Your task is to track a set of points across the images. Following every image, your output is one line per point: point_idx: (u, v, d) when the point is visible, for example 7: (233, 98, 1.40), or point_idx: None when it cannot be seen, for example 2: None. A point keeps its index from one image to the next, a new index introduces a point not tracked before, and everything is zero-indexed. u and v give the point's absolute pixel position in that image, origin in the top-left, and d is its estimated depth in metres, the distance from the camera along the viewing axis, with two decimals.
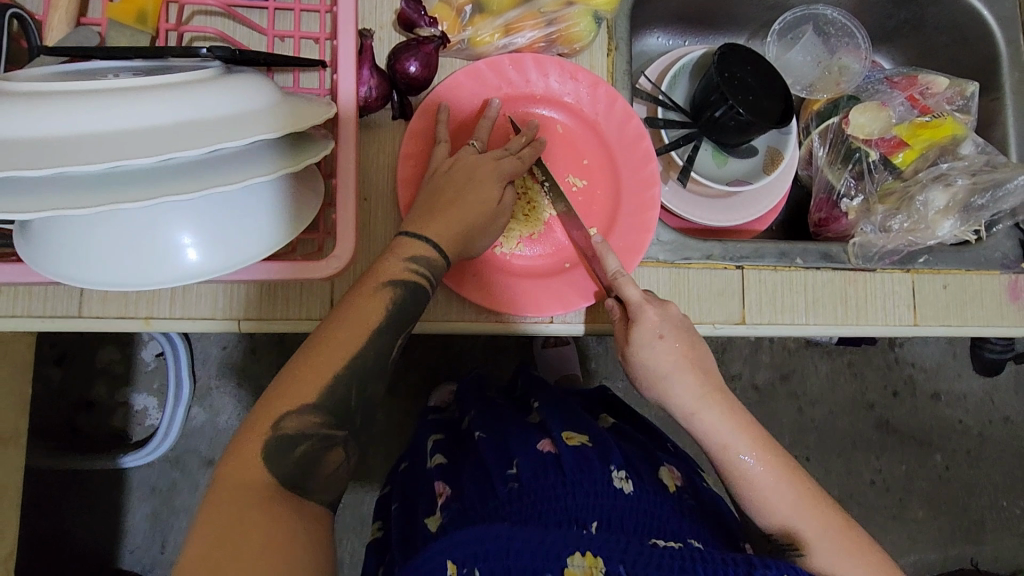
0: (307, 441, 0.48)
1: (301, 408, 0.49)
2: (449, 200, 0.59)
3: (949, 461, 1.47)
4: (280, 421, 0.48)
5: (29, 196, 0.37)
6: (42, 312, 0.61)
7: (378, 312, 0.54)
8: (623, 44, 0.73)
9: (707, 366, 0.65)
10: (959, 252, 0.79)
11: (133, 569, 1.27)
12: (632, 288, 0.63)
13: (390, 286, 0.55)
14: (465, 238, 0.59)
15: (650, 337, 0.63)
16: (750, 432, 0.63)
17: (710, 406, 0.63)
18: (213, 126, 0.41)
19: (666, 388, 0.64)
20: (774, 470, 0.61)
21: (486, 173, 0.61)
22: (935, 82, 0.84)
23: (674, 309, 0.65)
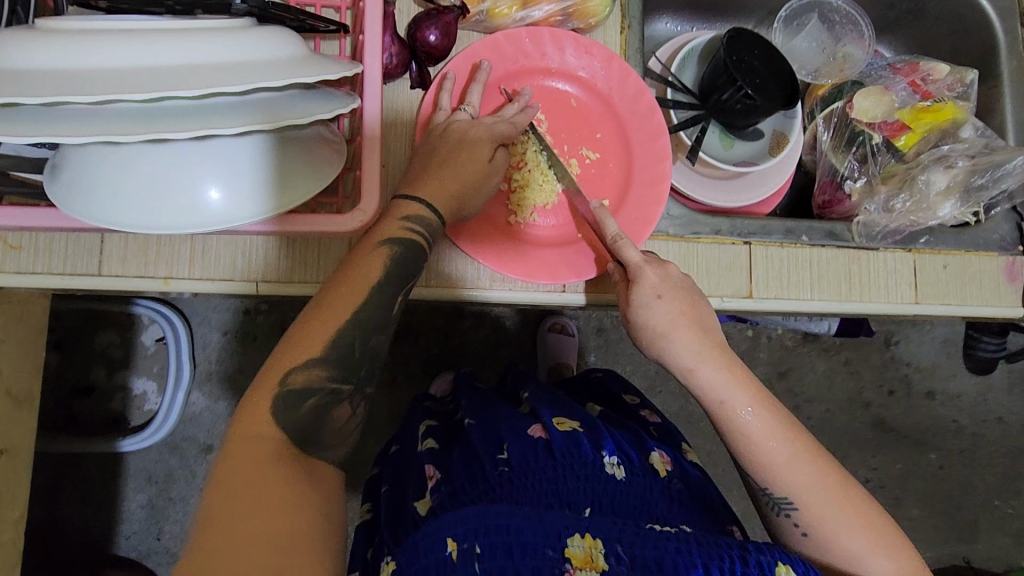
0: (315, 395, 0.49)
1: (307, 363, 0.49)
2: (441, 164, 0.59)
3: (943, 460, 1.49)
4: (287, 377, 0.49)
5: (75, 123, 0.38)
6: (61, 269, 0.61)
7: (378, 268, 0.54)
8: (635, 22, 0.75)
9: (707, 323, 0.65)
10: (959, 233, 0.81)
11: (129, 555, 1.26)
12: (633, 251, 0.64)
13: (388, 244, 0.55)
14: (459, 202, 0.59)
15: (649, 296, 0.64)
16: (750, 389, 0.63)
17: (709, 361, 0.64)
18: (251, 68, 0.42)
19: (666, 346, 0.64)
20: (773, 425, 0.62)
21: (478, 136, 0.62)
22: (936, 69, 0.86)
23: (673, 269, 0.66)
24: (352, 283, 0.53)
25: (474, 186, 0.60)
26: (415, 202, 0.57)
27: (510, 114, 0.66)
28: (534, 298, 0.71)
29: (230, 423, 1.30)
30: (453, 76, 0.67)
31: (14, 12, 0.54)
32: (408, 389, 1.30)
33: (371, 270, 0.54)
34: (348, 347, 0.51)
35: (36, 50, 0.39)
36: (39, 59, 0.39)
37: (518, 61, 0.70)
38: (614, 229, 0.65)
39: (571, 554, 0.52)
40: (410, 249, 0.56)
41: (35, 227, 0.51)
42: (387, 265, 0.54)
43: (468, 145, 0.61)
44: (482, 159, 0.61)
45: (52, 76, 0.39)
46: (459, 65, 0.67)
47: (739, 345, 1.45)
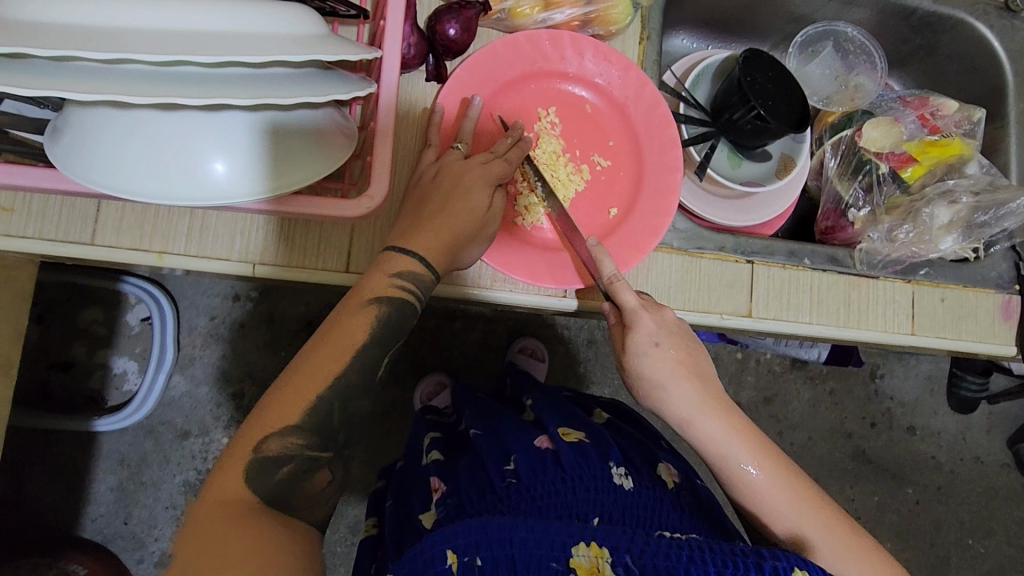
0: (290, 462, 0.50)
1: (283, 430, 0.50)
2: (437, 210, 0.59)
3: (920, 495, 1.50)
4: (262, 444, 0.49)
5: (85, 80, 0.37)
6: (53, 236, 0.60)
7: (365, 327, 0.54)
8: (655, 34, 0.75)
9: (705, 373, 0.66)
10: (958, 268, 0.82)
11: (93, 538, 1.22)
12: (628, 294, 0.64)
13: (377, 301, 0.55)
14: (455, 249, 0.59)
15: (645, 344, 0.64)
16: (750, 440, 0.64)
17: (710, 414, 0.64)
18: (271, 41, 0.41)
19: (663, 397, 0.65)
20: (777, 476, 0.63)
21: (473, 179, 0.60)
22: (945, 105, 0.87)
23: (670, 314, 0.67)
24: (339, 339, 0.53)
25: (469, 236, 0.59)
26: (406, 255, 0.56)
27: (503, 145, 0.65)
28: (537, 302, 0.70)
29: (209, 410, 1.27)
30: (469, 70, 0.66)
31: None
32: (393, 388, 1.28)
33: (357, 329, 0.54)
34: (325, 414, 0.52)
35: (51, 4, 0.38)
36: (51, 13, 0.38)
37: (537, 63, 0.69)
38: (610, 269, 0.64)
39: (577, 564, 0.53)
40: (400, 306, 0.56)
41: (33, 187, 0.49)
42: (372, 325, 0.55)
43: (465, 190, 0.60)
44: (477, 209, 0.60)
45: (62, 30, 0.37)
46: (479, 63, 0.66)
47: (727, 367, 1.45)
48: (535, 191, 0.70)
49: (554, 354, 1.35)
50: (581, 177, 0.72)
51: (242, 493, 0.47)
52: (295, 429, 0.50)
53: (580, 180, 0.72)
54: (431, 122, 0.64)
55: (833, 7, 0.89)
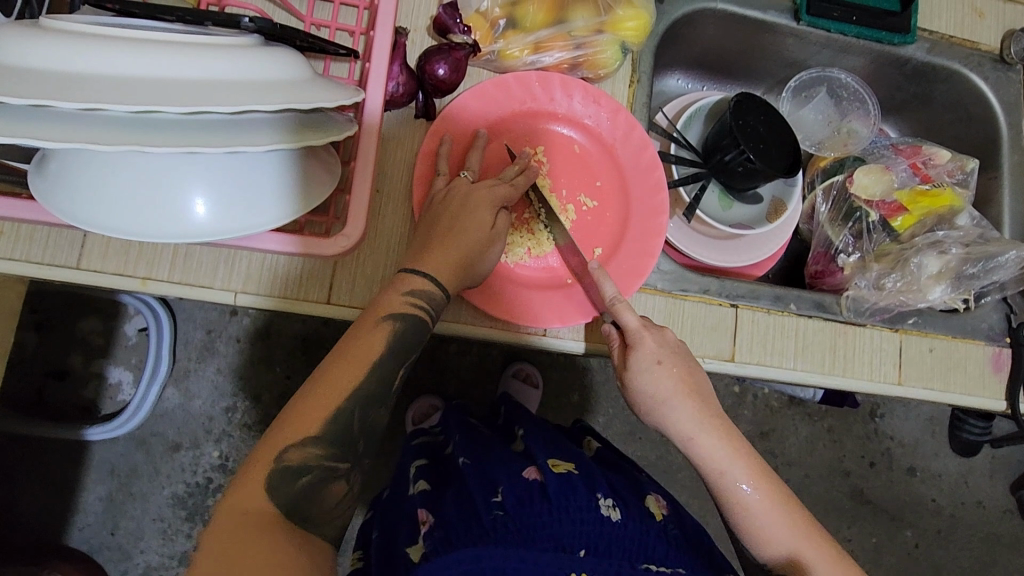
0: (311, 472, 0.50)
1: (304, 439, 0.50)
2: (445, 231, 0.59)
3: (919, 539, 1.46)
4: (282, 454, 0.49)
5: (57, 126, 0.38)
6: (41, 258, 0.61)
7: (380, 345, 0.55)
8: (645, 77, 0.75)
9: (704, 391, 0.66)
10: (947, 317, 0.81)
11: (79, 548, 1.22)
12: (630, 315, 0.64)
13: (390, 319, 0.56)
14: (464, 268, 0.59)
15: (649, 361, 0.64)
16: (749, 461, 0.64)
17: (708, 432, 0.65)
18: (245, 88, 0.42)
19: (664, 414, 0.65)
20: (774, 499, 0.63)
21: (478, 198, 0.61)
22: (938, 154, 0.87)
23: (670, 335, 0.67)
24: (350, 361, 0.54)
25: (478, 253, 0.60)
26: (419, 275, 0.58)
27: (509, 174, 0.66)
28: (516, 340, 0.69)
29: (201, 423, 1.27)
30: (455, 110, 0.67)
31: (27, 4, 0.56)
32: None
33: (370, 348, 0.55)
34: (347, 421, 0.52)
35: (34, 49, 0.39)
36: (35, 57, 0.39)
37: (525, 104, 0.70)
38: (611, 291, 0.64)
39: None
40: (412, 324, 0.57)
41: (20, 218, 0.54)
42: (388, 342, 0.55)
43: (472, 211, 0.60)
44: (484, 227, 0.60)
45: (41, 75, 0.38)
46: (466, 105, 0.68)
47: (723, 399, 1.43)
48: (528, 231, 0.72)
49: (547, 380, 1.34)
50: (566, 218, 0.72)
51: (258, 505, 0.47)
52: (316, 439, 0.50)
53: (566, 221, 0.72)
54: (439, 151, 0.64)
55: (826, 54, 0.89)
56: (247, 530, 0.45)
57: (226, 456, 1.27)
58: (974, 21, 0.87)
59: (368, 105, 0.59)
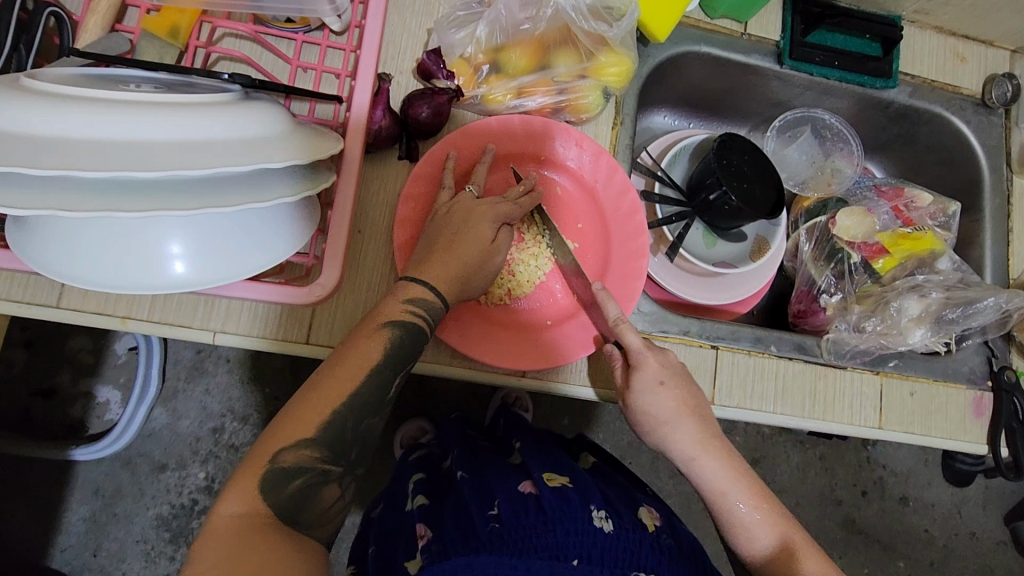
0: (304, 475, 0.50)
1: (299, 442, 0.50)
2: (447, 243, 0.60)
3: (912, 570, 1.45)
4: (277, 455, 0.49)
5: (29, 191, 0.38)
6: (21, 297, 0.61)
7: (378, 351, 0.55)
8: (628, 120, 0.76)
9: (703, 412, 0.67)
10: (928, 361, 0.81)
11: (61, 570, 1.21)
12: (633, 335, 0.65)
13: (390, 326, 0.56)
14: (462, 282, 0.60)
15: (650, 383, 0.65)
16: (748, 482, 0.65)
17: (710, 452, 0.65)
18: (218, 148, 0.42)
19: (666, 434, 0.65)
20: (772, 516, 0.63)
21: (481, 213, 0.62)
22: (919, 197, 0.88)
23: (671, 356, 0.68)
24: (349, 362, 0.54)
25: (476, 267, 0.61)
26: (419, 284, 0.58)
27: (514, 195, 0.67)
28: (494, 380, 0.69)
29: (189, 442, 1.27)
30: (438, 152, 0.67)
31: (16, 50, 0.58)
32: None
33: (368, 352, 0.54)
34: (342, 425, 0.52)
35: (13, 109, 0.40)
36: (11, 116, 0.40)
37: (509, 147, 0.71)
38: (615, 311, 0.65)
39: None
40: (412, 332, 0.56)
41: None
42: (385, 350, 0.55)
43: (473, 226, 0.61)
44: (485, 243, 0.61)
45: (15, 138, 0.39)
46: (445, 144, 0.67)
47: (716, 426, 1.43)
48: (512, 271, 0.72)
49: (538, 404, 1.33)
50: (547, 259, 0.74)
51: (252, 506, 0.47)
52: (310, 441, 0.50)
53: (547, 262, 0.74)
54: (446, 166, 0.65)
55: (810, 96, 0.90)
56: (239, 536, 0.44)
57: (212, 477, 1.26)
58: (955, 66, 0.88)
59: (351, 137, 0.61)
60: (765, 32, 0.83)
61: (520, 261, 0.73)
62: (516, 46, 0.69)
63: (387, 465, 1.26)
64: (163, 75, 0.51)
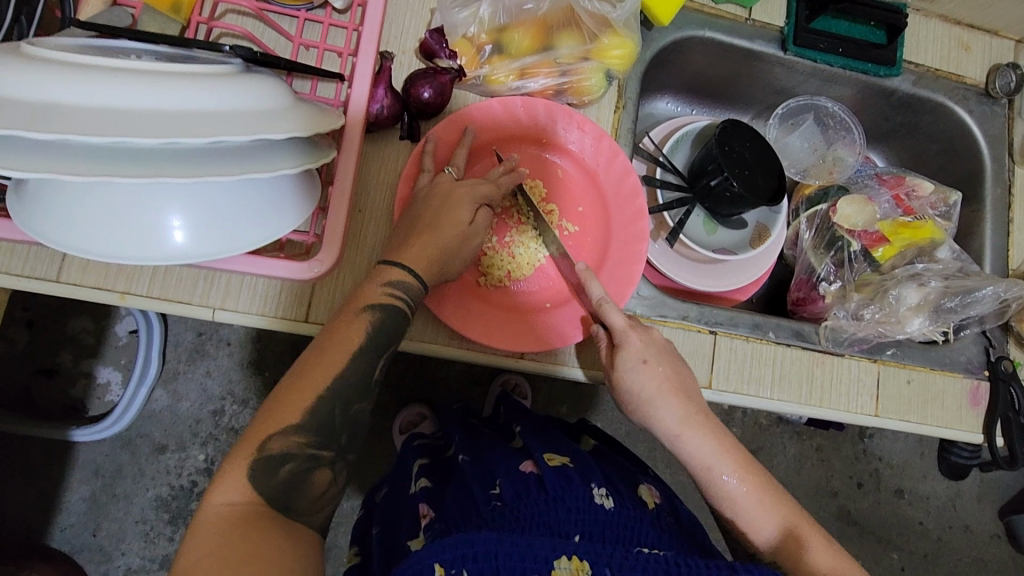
0: (293, 460, 0.50)
1: (287, 428, 0.50)
2: (426, 226, 0.60)
3: (905, 562, 1.46)
4: (265, 444, 0.50)
5: (31, 156, 0.38)
6: (22, 270, 0.61)
7: (359, 332, 0.55)
8: (630, 104, 0.76)
9: (690, 389, 0.66)
10: (925, 349, 0.82)
11: (61, 548, 1.21)
12: (616, 314, 0.65)
13: (369, 309, 0.55)
14: (439, 263, 0.60)
15: (633, 361, 0.65)
16: (734, 455, 0.65)
17: (694, 429, 0.65)
18: (218, 117, 0.42)
19: (651, 413, 0.65)
20: (759, 490, 0.63)
21: (460, 197, 0.62)
22: (921, 186, 0.88)
23: (657, 335, 0.67)
24: (336, 343, 0.54)
25: (454, 249, 0.60)
26: (398, 268, 0.57)
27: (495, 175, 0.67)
28: (492, 361, 0.69)
29: (189, 425, 1.27)
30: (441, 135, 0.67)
31: (18, 22, 0.58)
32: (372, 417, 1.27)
33: (347, 338, 0.55)
34: (327, 410, 0.52)
35: (17, 76, 0.40)
36: (12, 82, 0.40)
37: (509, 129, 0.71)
38: (598, 291, 0.66)
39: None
40: (390, 313, 0.56)
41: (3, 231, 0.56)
42: (366, 334, 0.55)
43: (452, 209, 0.61)
44: (461, 224, 0.61)
45: (17, 104, 0.39)
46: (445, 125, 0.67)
47: None
48: (515, 253, 0.73)
49: (536, 391, 1.34)
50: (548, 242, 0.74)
51: (244, 496, 0.48)
52: (296, 427, 0.51)
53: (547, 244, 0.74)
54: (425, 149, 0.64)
55: (813, 84, 0.89)
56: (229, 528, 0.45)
57: (211, 460, 1.27)
58: (960, 55, 0.88)
59: (351, 116, 0.61)
60: (770, 18, 0.83)
61: (519, 243, 0.73)
62: (519, 26, 0.69)
63: (386, 450, 1.27)
64: (164, 48, 0.51)
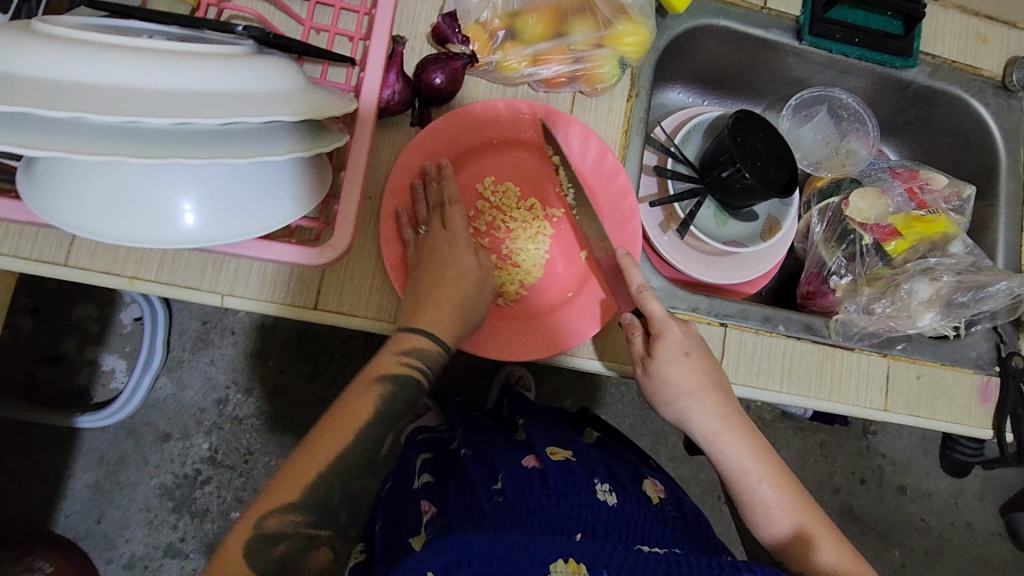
0: (288, 539, 0.53)
1: (282, 507, 0.53)
2: (435, 283, 0.60)
3: (907, 558, 1.46)
4: (262, 521, 0.52)
5: (43, 134, 0.38)
6: (29, 254, 0.61)
7: (374, 403, 0.57)
8: (643, 92, 0.75)
9: (726, 389, 0.67)
10: (936, 344, 0.81)
11: (65, 535, 1.21)
12: (656, 304, 0.65)
13: (384, 379, 0.58)
14: (460, 319, 0.61)
15: (675, 352, 0.64)
16: (769, 460, 0.65)
17: (733, 429, 0.65)
18: (232, 99, 0.42)
19: (688, 409, 0.65)
20: (788, 495, 0.64)
21: (457, 245, 0.63)
22: (935, 179, 0.87)
23: (693, 328, 0.68)
24: (345, 418, 0.56)
25: (470, 299, 0.61)
26: (414, 333, 0.59)
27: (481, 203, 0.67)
28: None
29: (193, 413, 1.27)
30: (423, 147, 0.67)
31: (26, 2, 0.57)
32: None
33: (364, 406, 0.57)
34: (326, 490, 0.54)
35: (28, 54, 0.39)
36: (24, 60, 0.39)
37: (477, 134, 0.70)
38: (639, 279, 0.65)
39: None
40: (409, 382, 0.58)
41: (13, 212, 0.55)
42: (378, 404, 0.57)
43: (454, 260, 0.62)
44: (467, 274, 0.62)
45: (29, 82, 0.38)
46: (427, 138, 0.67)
47: None
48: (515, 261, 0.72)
49: (540, 384, 1.34)
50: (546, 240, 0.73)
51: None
52: (294, 506, 0.53)
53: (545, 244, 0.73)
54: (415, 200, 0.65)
55: (828, 75, 0.88)
56: None
57: (215, 448, 1.27)
58: (977, 47, 0.87)
59: (362, 103, 0.61)
60: (785, 7, 0.82)
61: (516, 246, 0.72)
62: (533, 12, 0.68)
63: None
64: (175, 28, 0.50)
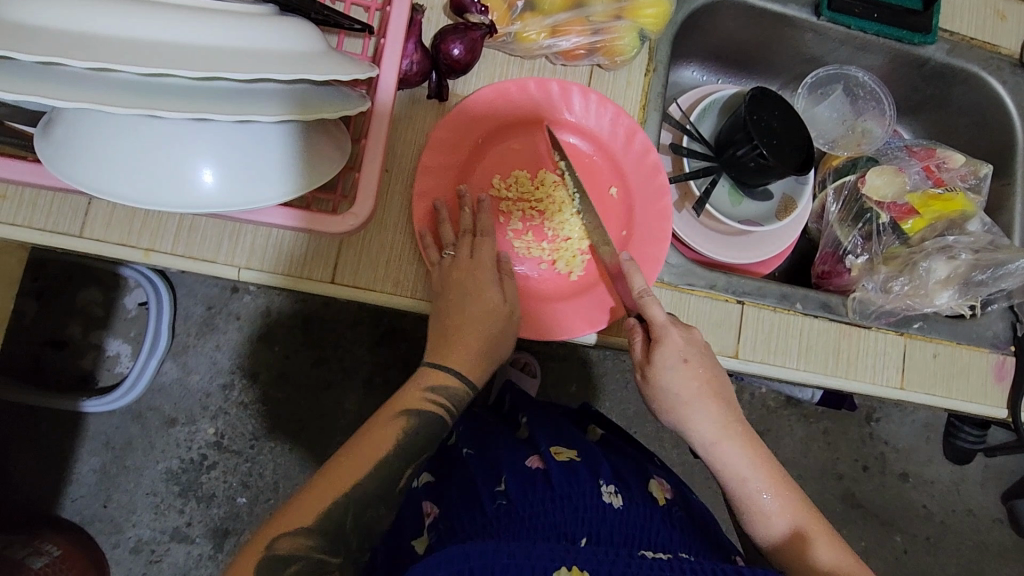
0: (299, 561, 0.49)
1: (296, 529, 0.50)
2: (457, 324, 0.60)
3: (908, 544, 1.46)
4: (274, 541, 0.49)
5: (69, 87, 0.37)
6: (43, 226, 0.60)
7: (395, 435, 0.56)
8: (661, 67, 0.74)
9: (727, 397, 0.66)
10: (953, 324, 0.80)
11: (71, 520, 1.21)
12: (657, 309, 0.63)
13: (406, 413, 0.57)
14: (486, 354, 0.61)
15: (673, 359, 0.64)
16: (769, 470, 0.64)
17: (730, 438, 0.65)
18: (258, 56, 0.41)
19: (686, 415, 0.65)
20: (790, 501, 0.63)
21: (484, 276, 0.62)
22: (952, 158, 0.86)
23: (696, 334, 0.66)
24: (366, 450, 0.54)
25: (496, 336, 0.61)
26: (439, 369, 0.59)
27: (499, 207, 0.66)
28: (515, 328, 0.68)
29: (198, 398, 1.27)
30: (453, 121, 0.66)
31: None
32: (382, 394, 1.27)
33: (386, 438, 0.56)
34: (341, 511, 0.52)
35: (50, 7, 0.38)
36: (47, 14, 0.38)
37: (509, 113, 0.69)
38: (640, 284, 0.64)
39: None
40: (429, 417, 0.58)
41: (28, 179, 0.55)
42: (400, 437, 0.56)
43: (479, 288, 0.61)
44: (492, 305, 0.61)
45: (54, 36, 0.37)
46: (459, 114, 0.66)
47: None
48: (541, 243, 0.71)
49: (546, 370, 1.33)
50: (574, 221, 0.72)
51: None
52: (307, 529, 0.50)
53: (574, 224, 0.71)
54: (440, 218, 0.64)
55: (844, 52, 0.88)
56: None
57: (221, 433, 1.27)
58: (995, 24, 0.86)
59: (383, 70, 0.60)
60: None
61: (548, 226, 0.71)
62: None
63: None
64: None
